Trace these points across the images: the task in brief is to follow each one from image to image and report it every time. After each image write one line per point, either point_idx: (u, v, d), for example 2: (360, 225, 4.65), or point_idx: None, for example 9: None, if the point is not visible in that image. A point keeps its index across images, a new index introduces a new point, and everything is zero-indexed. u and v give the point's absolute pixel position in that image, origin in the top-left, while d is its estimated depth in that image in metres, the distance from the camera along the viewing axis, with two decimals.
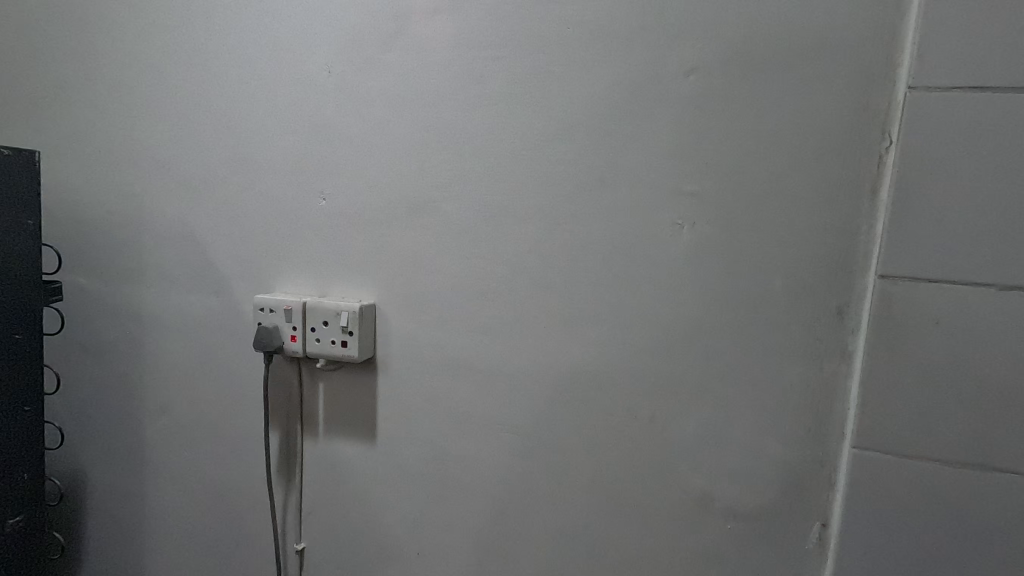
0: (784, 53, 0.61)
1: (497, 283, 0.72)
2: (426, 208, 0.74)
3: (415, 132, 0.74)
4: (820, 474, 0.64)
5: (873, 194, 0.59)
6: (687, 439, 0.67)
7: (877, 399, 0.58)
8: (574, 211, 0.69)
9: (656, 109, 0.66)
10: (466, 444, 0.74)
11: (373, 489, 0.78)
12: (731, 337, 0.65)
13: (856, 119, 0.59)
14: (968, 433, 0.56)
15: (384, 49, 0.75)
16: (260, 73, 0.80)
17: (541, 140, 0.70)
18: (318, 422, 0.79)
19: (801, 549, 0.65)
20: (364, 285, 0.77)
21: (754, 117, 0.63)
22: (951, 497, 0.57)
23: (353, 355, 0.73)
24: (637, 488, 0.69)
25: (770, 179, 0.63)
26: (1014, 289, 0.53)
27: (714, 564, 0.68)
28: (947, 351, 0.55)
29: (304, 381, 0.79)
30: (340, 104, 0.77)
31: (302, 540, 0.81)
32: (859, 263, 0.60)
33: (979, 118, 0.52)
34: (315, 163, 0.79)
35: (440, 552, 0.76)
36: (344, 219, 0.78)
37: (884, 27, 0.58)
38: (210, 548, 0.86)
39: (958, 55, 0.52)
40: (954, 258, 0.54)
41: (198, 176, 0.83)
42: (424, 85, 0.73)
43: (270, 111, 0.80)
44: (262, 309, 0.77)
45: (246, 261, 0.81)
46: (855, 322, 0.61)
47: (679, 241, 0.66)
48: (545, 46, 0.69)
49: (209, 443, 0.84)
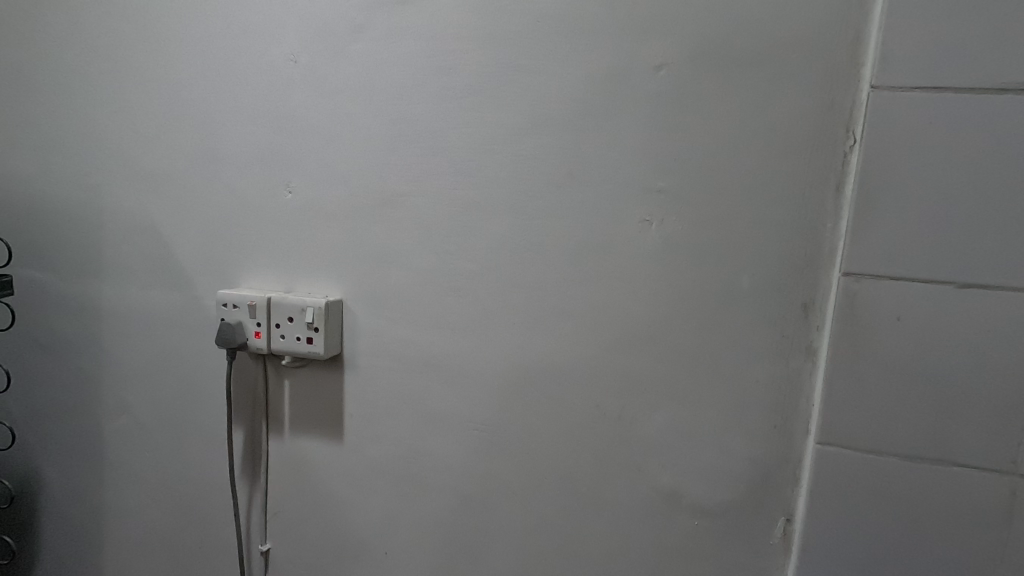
0: (755, 46, 0.59)
1: (463, 280, 0.70)
2: (390, 204, 0.72)
3: (381, 124, 0.72)
4: (785, 471, 0.62)
5: (838, 191, 0.57)
6: (650, 436, 0.65)
7: (840, 397, 0.56)
8: (535, 207, 0.67)
9: (627, 106, 0.63)
10: (434, 440, 0.74)
11: (343, 486, 0.79)
12: (696, 333, 0.63)
13: (822, 115, 0.57)
14: (928, 436, 0.55)
15: (349, 41, 0.72)
16: (223, 62, 0.78)
17: (507, 134, 0.67)
18: (285, 415, 0.81)
19: (759, 554, 0.63)
20: (333, 280, 0.76)
21: (720, 110, 0.60)
22: (912, 496, 0.55)
23: (318, 352, 0.74)
24: (598, 487, 0.68)
25: (738, 171, 0.60)
26: (973, 287, 0.52)
27: (675, 563, 0.66)
28: (908, 348, 0.54)
29: (272, 376, 0.81)
30: (305, 96, 0.75)
31: (267, 541, 0.83)
32: (824, 260, 0.58)
33: (937, 117, 0.52)
34: (280, 155, 0.76)
35: (406, 550, 0.77)
36: (308, 213, 0.76)
37: (857, 21, 0.56)
38: (181, 542, 0.88)
39: (921, 56, 0.52)
40: (916, 257, 0.53)
41: (163, 169, 0.82)
42: (389, 79, 0.71)
43: (235, 101, 0.78)
44: (224, 305, 0.77)
45: (212, 257, 0.81)
46: (820, 319, 0.59)
47: (643, 236, 0.64)
48: (513, 38, 0.66)
49: (188, 436, 0.86)
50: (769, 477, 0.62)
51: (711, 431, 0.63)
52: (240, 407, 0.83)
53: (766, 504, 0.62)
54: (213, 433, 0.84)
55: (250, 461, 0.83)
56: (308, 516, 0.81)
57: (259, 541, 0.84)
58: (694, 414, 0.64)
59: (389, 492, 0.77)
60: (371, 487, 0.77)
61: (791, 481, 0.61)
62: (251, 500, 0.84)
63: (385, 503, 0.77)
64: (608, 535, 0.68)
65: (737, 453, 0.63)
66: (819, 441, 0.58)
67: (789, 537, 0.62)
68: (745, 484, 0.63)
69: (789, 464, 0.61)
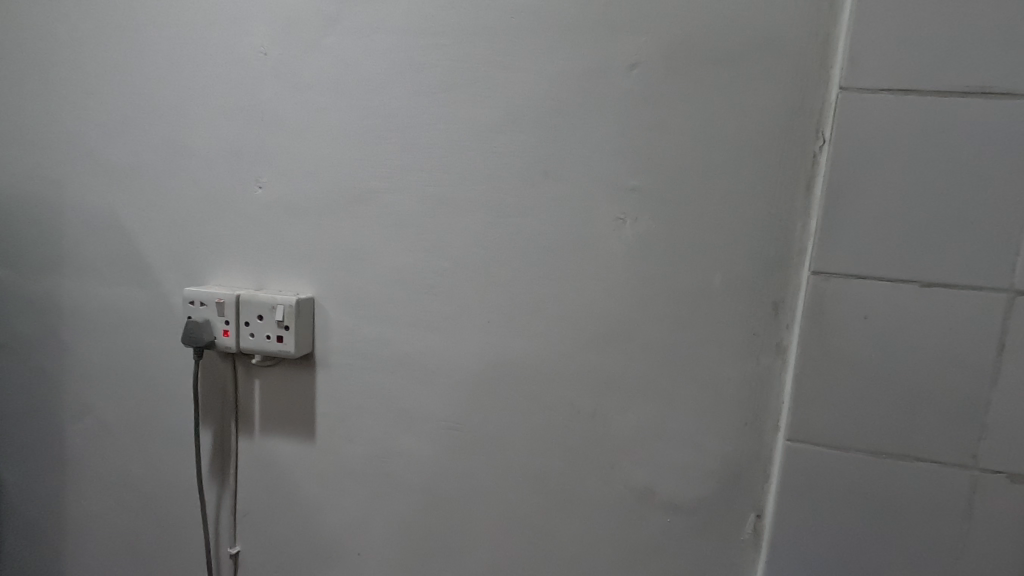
0: (727, 46, 0.59)
1: (437, 278, 0.70)
2: (364, 200, 0.71)
3: (354, 120, 0.71)
4: (755, 468, 0.62)
5: (807, 192, 0.58)
6: (623, 434, 0.66)
7: (809, 394, 0.57)
8: (510, 204, 0.66)
9: (602, 104, 0.63)
10: (407, 439, 0.73)
11: (315, 486, 0.77)
12: (669, 331, 0.63)
13: (791, 116, 0.58)
14: (892, 432, 0.56)
15: (320, 34, 0.71)
16: (190, 52, 0.76)
17: (481, 131, 0.67)
18: (255, 415, 0.79)
19: (730, 549, 0.64)
20: (304, 277, 0.75)
21: (693, 109, 0.60)
22: (876, 490, 0.57)
23: (288, 350, 0.72)
24: (571, 486, 0.68)
25: (711, 170, 0.61)
26: (936, 286, 0.53)
27: (649, 559, 0.66)
28: (874, 346, 0.55)
29: (242, 375, 0.79)
30: (275, 89, 0.73)
31: (236, 544, 0.82)
32: (794, 258, 0.59)
33: (902, 120, 0.52)
34: (249, 149, 0.75)
35: (379, 551, 0.76)
36: (278, 209, 0.74)
37: (825, 22, 0.56)
38: (146, 546, 0.86)
39: (887, 58, 0.52)
40: (884, 256, 0.54)
41: (127, 162, 0.80)
42: (361, 73, 0.70)
43: (203, 95, 0.76)
44: (191, 303, 0.75)
45: (179, 253, 0.79)
46: (789, 317, 0.60)
47: (618, 235, 0.64)
48: (488, 34, 0.65)
49: (154, 436, 0.84)
50: (739, 474, 0.63)
51: (683, 429, 0.64)
52: (208, 407, 0.81)
53: (737, 501, 0.63)
54: (181, 434, 0.82)
55: (218, 462, 0.82)
56: (279, 517, 0.79)
57: (228, 544, 0.82)
58: (666, 412, 0.64)
59: (362, 492, 0.76)
60: (343, 488, 0.76)
61: (760, 477, 0.62)
62: (220, 502, 0.82)
63: (358, 503, 0.76)
64: (581, 533, 0.68)
65: (709, 450, 0.63)
66: (788, 438, 0.58)
67: (759, 533, 0.63)
68: (717, 481, 0.63)
69: (759, 461, 0.62)
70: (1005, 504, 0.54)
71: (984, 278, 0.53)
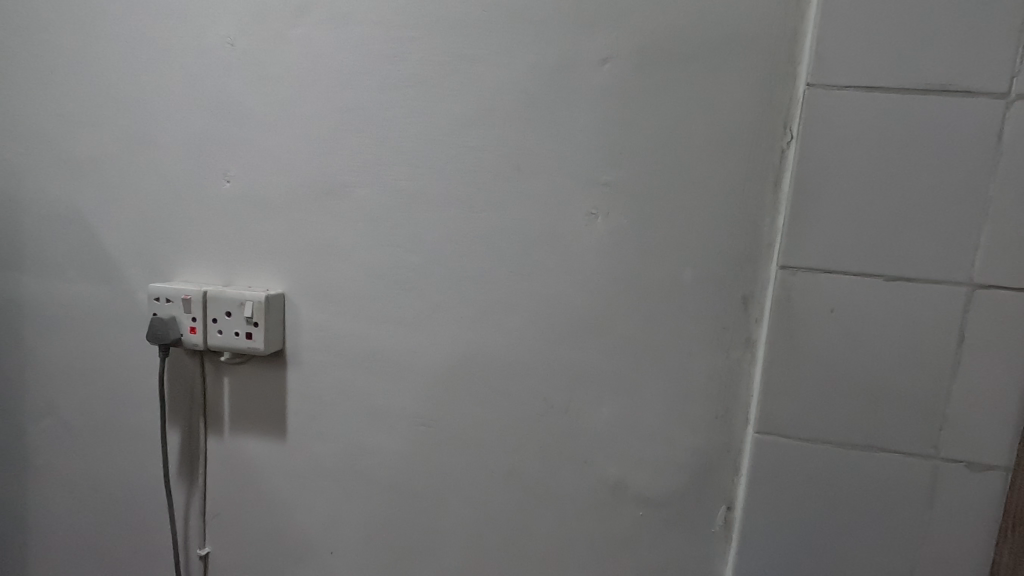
0: (698, 42, 0.59)
1: (410, 272, 0.69)
2: (335, 195, 0.70)
3: (324, 112, 0.70)
4: (726, 460, 0.63)
5: (776, 187, 0.59)
6: (597, 429, 0.66)
7: (778, 387, 0.58)
8: (484, 199, 0.66)
9: (574, 98, 0.63)
10: (381, 436, 0.72)
11: (286, 486, 0.76)
12: (641, 325, 0.64)
13: (760, 112, 0.59)
14: (858, 423, 0.57)
15: (288, 24, 0.69)
16: (154, 42, 0.74)
17: (454, 124, 0.66)
18: (224, 414, 0.78)
19: (702, 541, 0.64)
20: (274, 273, 0.73)
21: (665, 105, 0.61)
22: (842, 481, 0.58)
23: (257, 347, 0.71)
24: (545, 481, 0.68)
25: (683, 165, 0.61)
26: (899, 279, 0.55)
27: (622, 553, 0.67)
28: (839, 339, 0.56)
29: (210, 373, 0.77)
30: (243, 80, 0.72)
31: (206, 545, 0.80)
32: (763, 253, 0.60)
33: (867, 116, 0.53)
34: (216, 142, 0.73)
35: (353, 550, 0.75)
36: (247, 203, 0.73)
37: (793, 19, 0.57)
38: (112, 549, 0.84)
39: (853, 56, 0.53)
40: (850, 250, 0.55)
41: (89, 154, 0.77)
42: (332, 65, 0.69)
43: (168, 86, 0.74)
44: (157, 300, 0.74)
45: (144, 248, 0.77)
46: (758, 311, 0.61)
47: (590, 230, 0.64)
48: (460, 27, 0.65)
49: (119, 437, 0.82)
50: (711, 466, 0.63)
51: (656, 423, 0.64)
52: (175, 407, 0.79)
53: (708, 494, 0.64)
54: (147, 433, 0.80)
55: (187, 462, 0.80)
56: (250, 517, 0.78)
57: (197, 545, 0.80)
58: (639, 406, 0.64)
59: (334, 490, 0.75)
60: (315, 486, 0.75)
61: (731, 469, 0.63)
62: (189, 502, 0.80)
63: (331, 502, 0.75)
64: (556, 528, 0.68)
65: (681, 444, 0.64)
66: (757, 430, 0.59)
67: (730, 524, 0.63)
68: (688, 474, 0.64)
69: (730, 453, 0.63)
70: (965, 492, 0.56)
71: (945, 271, 0.54)
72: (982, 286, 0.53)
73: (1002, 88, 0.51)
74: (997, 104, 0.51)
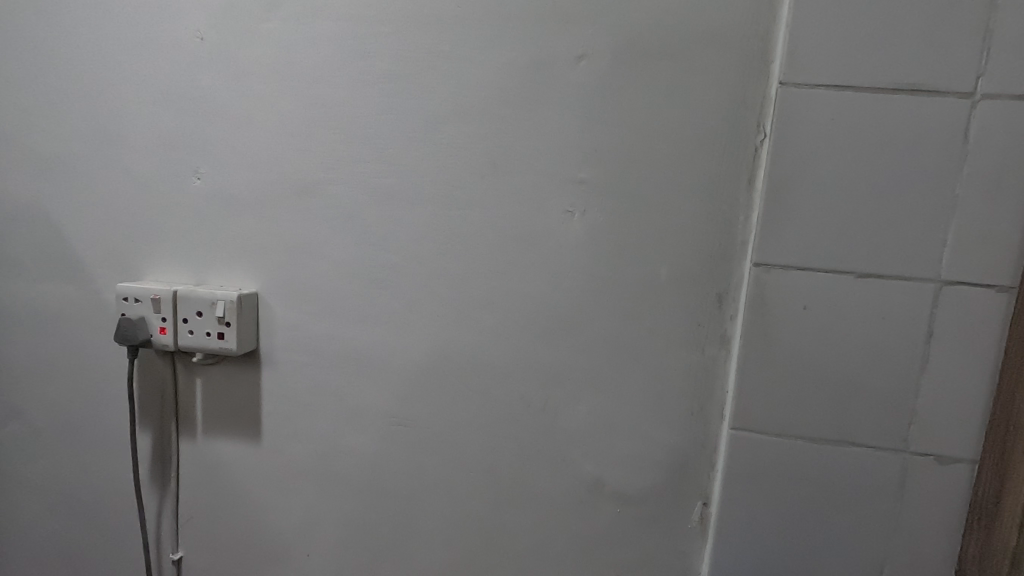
0: (673, 39, 0.59)
1: (386, 271, 0.68)
2: (308, 192, 0.69)
3: (297, 109, 0.68)
4: (702, 457, 0.63)
5: (750, 185, 0.59)
6: (575, 426, 0.66)
7: (752, 383, 0.58)
8: (460, 197, 0.66)
9: (550, 96, 0.62)
10: (357, 436, 0.71)
11: (260, 488, 0.75)
12: (618, 322, 0.64)
13: (734, 110, 0.59)
14: (831, 418, 0.57)
15: (260, 19, 0.68)
16: (120, 35, 0.72)
17: (430, 121, 0.65)
18: (197, 415, 0.76)
19: (678, 537, 0.65)
20: (246, 272, 0.72)
21: (640, 103, 0.61)
22: (815, 475, 0.58)
23: (229, 348, 0.70)
24: (523, 479, 0.68)
25: (658, 163, 0.61)
26: (870, 276, 0.55)
27: (600, 550, 0.67)
28: (812, 335, 0.57)
29: (182, 374, 0.76)
30: (213, 76, 0.70)
31: (178, 549, 0.79)
32: (737, 250, 0.60)
33: (838, 115, 0.54)
34: (186, 139, 0.72)
35: (329, 552, 0.74)
36: (219, 200, 0.72)
37: (766, 18, 0.57)
38: (80, 555, 0.82)
39: (824, 55, 0.54)
40: (822, 246, 0.56)
41: (53, 151, 0.75)
42: (305, 60, 0.68)
43: (136, 81, 0.72)
44: (126, 300, 0.72)
45: (112, 246, 0.75)
46: (733, 308, 0.61)
47: (567, 227, 0.64)
48: (435, 23, 0.64)
49: (88, 440, 0.80)
50: (686, 463, 0.64)
51: (632, 421, 0.64)
52: (146, 409, 0.77)
53: (684, 490, 0.64)
54: (117, 436, 0.79)
55: (158, 465, 0.78)
56: (224, 521, 0.77)
57: (169, 549, 0.79)
58: (616, 403, 0.65)
59: (310, 491, 0.74)
60: (290, 488, 0.74)
61: (707, 465, 0.63)
62: (161, 506, 0.79)
63: (307, 503, 0.74)
64: (533, 526, 0.68)
65: (658, 440, 0.64)
66: (732, 426, 0.59)
67: (706, 520, 0.64)
68: (664, 471, 0.64)
69: (706, 449, 0.63)
70: (933, 485, 0.57)
71: (914, 268, 0.55)
72: (950, 283, 0.54)
73: (968, 88, 0.52)
74: (963, 104, 0.52)
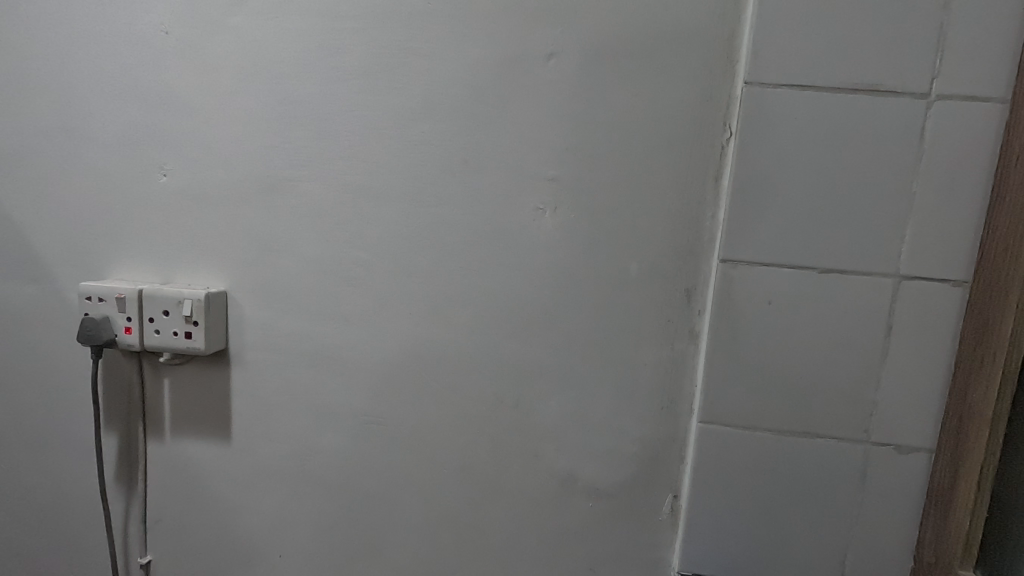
0: (641, 38, 0.60)
1: (357, 269, 0.68)
2: (278, 189, 0.68)
3: (264, 105, 0.68)
4: (672, 450, 0.64)
5: (716, 182, 0.60)
6: (547, 422, 0.66)
7: (720, 377, 0.59)
8: (432, 194, 0.65)
9: (520, 94, 0.63)
10: (329, 435, 0.71)
11: (231, 488, 0.74)
12: (589, 318, 0.64)
13: (701, 109, 0.60)
14: (795, 410, 0.59)
15: (226, 14, 0.67)
16: (79, 27, 0.70)
17: (400, 118, 0.65)
18: (164, 416, 0.75)
19: (648, 530, 0.66)
20: (215, 270, 0.71)
21: (609, 101, 0.61)
22: (782, 466, 0.60)
23: (197, 347, 0.69)
24: (497, 476, 0.68)
25: (628, 160, 0.62)
26: (832, 272, 0.57)
27: (573, 544, 0.68)
28: (777, 329, 0.58)
29: (148, 375, 0.74)
30: (179, 70, 0.69)
31: (147, 553, 0.77)
32: (705, 247, 0.61)
33: (801, 114, 0.55)
34: (151, 134, 0.70)
35: (301, 552, 0.74)
36: (186, 197, 0.70)
37: (731, 18, 0.58)
38: (44, 560, 0.80)
39: (787, 55, 0.55)
40: (786, 243, 0.57)
41: (11, 146, 0.73)
42: (274, 56, 0.67)
43: (97, 75, 0.70)
44: (89, 299, 0.70)
45: (74, 245, 0.73)
46: (701, 304, 0.62)
47: (538, 225, 0.64)
48: (405, 20, 0.64)
49: (50, 443, 0.78)
50: (657, 457, 0.65)
51: (604, 415, 0.65)
52: (111, 410, 0.76)
53: (655, 483, 0.65)
54: (81, 439, 0.77)
55: (125, 468, 0.77)
56: (193, 522, 0.76)
57: (138, 553, 0.77)
58: (588, 398, 0.65)
59: (283, 492, 0.73)
60: (262, 488, 0.73)
61: (676, 458, 0.64)
62: (128, 510, 0.77)
63: (279, 503, 0.73)
64: (506, 522, 0.68)
65: (629, 435, 0.65)
66: (701, 420, 0.60)
67: (676, 512, 0.65)
68: (636, 465, 0.65)
69: (676, 442, 0.64)
70: (893, 473, 0.58)
71: (874, 263, 0.56)
72: (909, 278, 0.56)
73: (923, 89, 0.54)
74: (919, 104, 0.54)
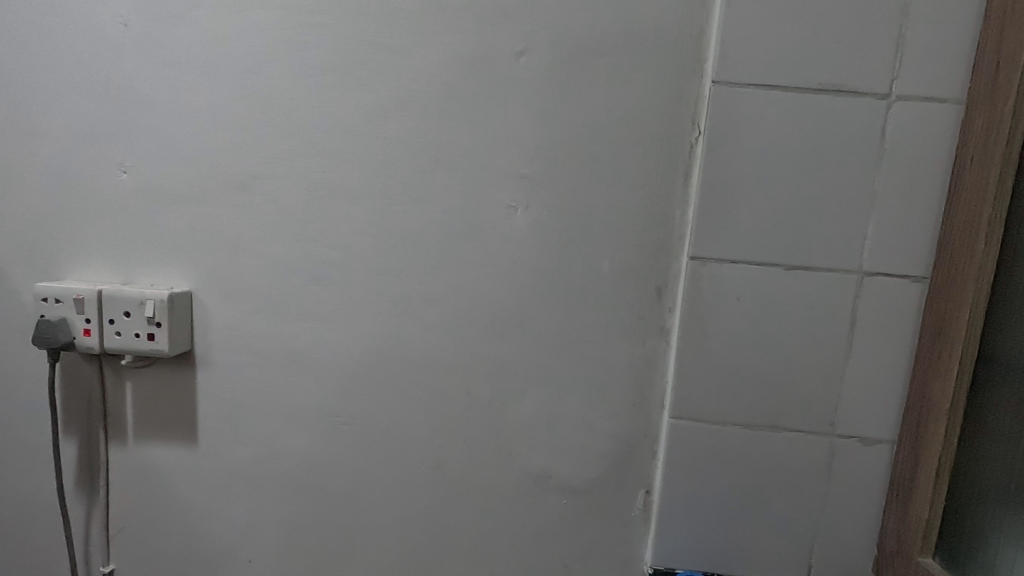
0: (611, 36, 0.60)
1: (327, 267, 0.67)
2: (244, 186, 0.67)
3: (228, 100, 0.66)
4: (644, 446, 0.65)
5: (686, 181, 0.61)
6: (520, 420, 0.66)
7: (690, 373, 0.60)
8: (402, 191, 0.65)
9: (491, 91, 0.62)
10: (299, 437, 0.70)
11: (198, 493, 0.72)
12: (562, 315, 0.64)
13: (671, 108, 0.60)
14: (764, 405, 0.60)
15: (188, 7, 0.65)
16: (32, 19, 0.67)
17: (369, 115, 0.64)
18: (127, 421, 0.73)
19: (621, 525, 0.66)
20: (179, 269, 0.69)
21: (580, 99, 0.61)
22: (750, 460, 0.61)
23: (160, 349, 0.67)
24: (471, 474, 0.68)
25: (599, 158, 0.62)
26: (798, 269, 0.58)
27: (547, 541, 0.68)
28: (746, 325, 0.59)
29: (109, 378, 0.72)
30: (139, 64, 0.67)
31: (110, 561, 0.75)
32: (675, 244, 0.62)
33: (768, 114, 0.56)
34: (109, 130, 0.68)
35: (271, 555, 0.72)
36: (147, 195, 0.68)
37: (700, 18, 0.59)
38: None
39: (754, 55, 0.55)
40: (753, 240, 0.58)
41: None
42: (238, 50, 0.65)
43: (52, 69, 0.68)
44: (45, 301, 0.68)
45: (29, 244, 0.71)
46: (672, 301, 0.63)
47: (510, 222, 0.64)
48: (373, 15, 0.63)
49: (5, 450, 0.75)
50: (629, 454, 0.65)
51: (577, 412, 0.65)
52: (70, 416, 0.73)
53: (628, 479, 0.66)
54: (39, 445, 0.74)
55: (85, 475, 0.74)
56: (159, 529, 0.74)
57: (100, 562, 0.75)
58: (561, 396, 0.65)
59: (252, 495, 0.71)
60: (230, 492, 0.72)
61: (648, 454, 0.65)
62: (89, 518, 0.75)
63: (248, 507, 0.72)
64: (481, 521, 0.68)
65: (602, 431, 0.65)
66: (672, 416, 0.61)
67: (649, 507, 0.66)
68: (608, 461, 0.66)
69: (648, 438, 0.65)
70: (857, 465, 0.60)
71: (839, 260, 0.57)
72: (871, 274, 0.57)
73: (884, 90, 0.55)
74: (880, 105, 0.55)
